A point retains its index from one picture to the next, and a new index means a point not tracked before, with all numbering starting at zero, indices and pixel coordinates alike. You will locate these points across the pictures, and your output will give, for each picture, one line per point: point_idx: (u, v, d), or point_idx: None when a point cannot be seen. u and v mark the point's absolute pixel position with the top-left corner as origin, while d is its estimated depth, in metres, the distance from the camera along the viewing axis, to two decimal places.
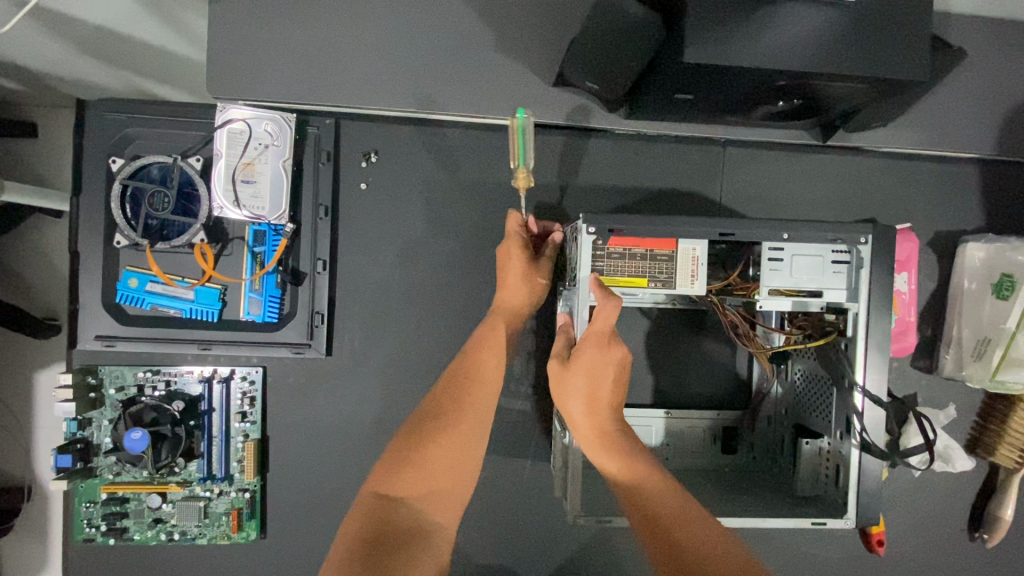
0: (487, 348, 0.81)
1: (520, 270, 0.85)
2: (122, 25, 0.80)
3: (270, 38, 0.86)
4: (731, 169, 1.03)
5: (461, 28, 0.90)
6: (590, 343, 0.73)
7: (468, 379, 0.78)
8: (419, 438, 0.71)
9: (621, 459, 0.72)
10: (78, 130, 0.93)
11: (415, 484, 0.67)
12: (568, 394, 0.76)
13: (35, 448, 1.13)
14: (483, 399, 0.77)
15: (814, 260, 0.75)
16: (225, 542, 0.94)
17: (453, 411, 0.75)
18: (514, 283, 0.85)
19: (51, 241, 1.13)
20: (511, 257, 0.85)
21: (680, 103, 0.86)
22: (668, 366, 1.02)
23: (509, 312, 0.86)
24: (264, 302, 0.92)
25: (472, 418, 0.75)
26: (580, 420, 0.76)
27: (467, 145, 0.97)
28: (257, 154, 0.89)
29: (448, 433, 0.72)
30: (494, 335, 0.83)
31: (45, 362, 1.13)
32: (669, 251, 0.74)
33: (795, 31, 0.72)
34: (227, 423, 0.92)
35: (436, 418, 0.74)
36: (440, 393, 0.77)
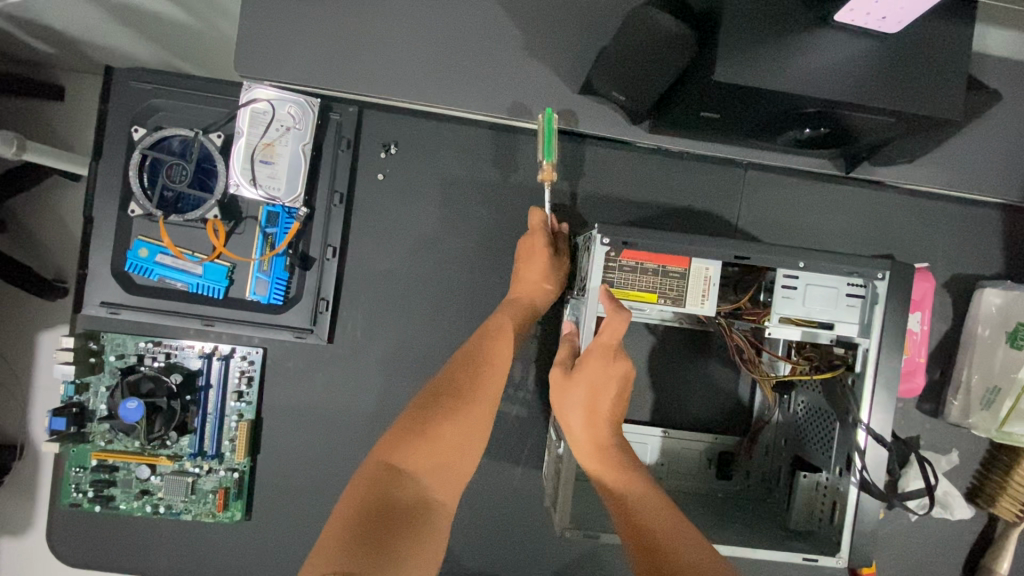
0: (496, 341, 0.80)
1: (543, 266, 0.85)
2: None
3: (302, 23, 0.87)
4: (752, 192, 1.01)
5: (492, 30, 0.90)
6: (597, 353, 0.73)
7: (480, 360, 0.78)
8: (430, 415, 0.70)
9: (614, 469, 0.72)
10: (104, 96, 0.91)
11: (424, 457, 0.67)
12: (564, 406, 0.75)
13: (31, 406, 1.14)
14: (494, 384, 0.77)
15: (828, 291, 0.75)
16: (210, 520, 0.93)
17: (465, 392, 0.74)
18: (535, 277, 0.86)
19: (67, 206, 1.14)
20: (532, 248, 0.86)
21: (705, 120, 0.86)
22: (672, 387, 0.99)
23: (527, 306, 0.85)
24: (271, 283, 0.92)
25: (484, 400, 0.75)
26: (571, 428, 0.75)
27: (488, 145, 0.97)
28: (278, 136, 0.90)
29: (460, 411, 0.72)
30: (507, 331, 0.81)
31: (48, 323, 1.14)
32: (682, 269, 0.73)
33: (829, 58, 0.71)
34: (223, 401, 0.92)
35: (449, 396, 0.73)
36: (455, 370, 0.77)
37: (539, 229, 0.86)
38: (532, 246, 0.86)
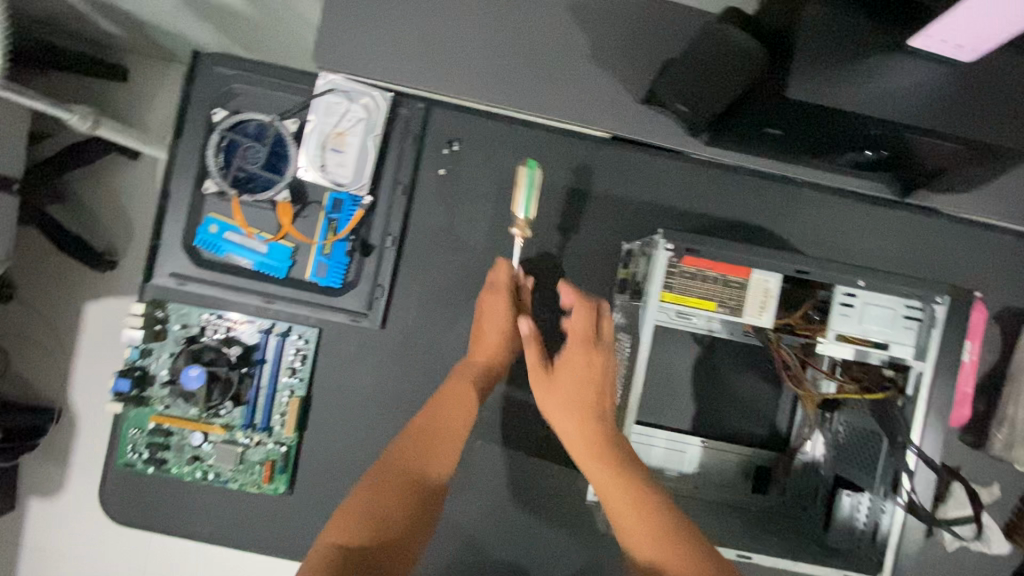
0: (452, 393, 0.77)
1: (503, 325, 0.84)
2: None
3: (383, 21, 0.91)
4: (807, 210, 1.01)
5: (562, 36, 0.93)
6: (577, 342, 0.74)
7: (432, 427, 0.73)
8: (383, 491, 0.65)
9: (617, 488, 0.64)
10: (189, 78, 0.95)
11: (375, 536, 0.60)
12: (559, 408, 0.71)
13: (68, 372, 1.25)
14: (445, 451, 0.72)
15: (886, 311, 0.76)
16: (255, 490, 0.96)
17: (416, 463, 0.69)
18: (493, 339, 0.84)
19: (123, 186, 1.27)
20: (488, 305, 0.85)
21: (768, 137, 0.87)
22: (713, 400, 0.98)
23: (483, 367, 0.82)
24: (331, 266, 0.95)
25: (437, 468, 0.69)
26: (570, 440, 0.69)
27: (548, 146, 0.99)
28: (350, 126, 0.93)
29: (411, 484, 0.66)
30: (462, 391, 0.78)
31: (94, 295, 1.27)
32: (742, 279, 0.75)
33: (906, 82, 0.72)
34: (276, 377, 0.95)
35: (400, 468, 0.68)
36: (409, 440, 0.72)
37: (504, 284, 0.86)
38: (491, 306, 0.85)
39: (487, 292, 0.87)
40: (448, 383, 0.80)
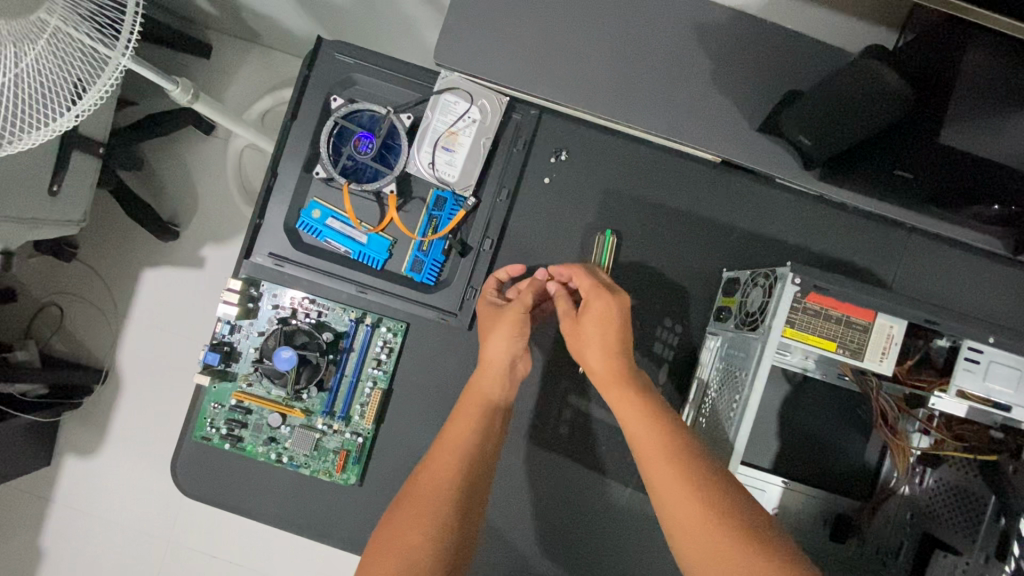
0: (462, 420, 0.83)
1: (501, 333, 0.87)
2: None
3: (510, 25, 0.92)
4: (914, 257, 0.98)
5: (686, 57, 0.93)
6: (593, 294, 0.85)
7: (447, 435, 0.82)
8: (404, 499, 0.77)
9: (674, 476, 0.70)
10: (309, 62, 0.96)
11: (393, 529, 0.74)
12: (646, 425, 0.76)
13: (123, 331, 1.57)
14: (447, 456, 0.79)
15: (1011, 372, 0.74)
16: (325, 478, 0.96)
17: (433, 470, 0.78)
18: (497, 354, 0.87)
19: (205, 172, 1.60)
20: (482, 321, 0.90)
21: (892, 180, 0.85)
22: (802, 442, 0.95)
23: (478, 386, 0.86)
24: (427, 263, 0.96)
25: (445, 468, 0.78)
26: (647, 459, 0.73)
27: (654, 165, 0.98)
28: (463, 126, 0.94)
29: (428, 483, 0.77)
30: (465, 410, 0.84)
31: (153, 264, 1.58)
32: (866, 322, 0.74)
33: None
34: (361, 367, 0.95)
35: (417, 477, 0.79)
36: (434, 455, 0.80)
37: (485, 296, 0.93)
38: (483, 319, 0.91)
39: (484, 309, 0.91)
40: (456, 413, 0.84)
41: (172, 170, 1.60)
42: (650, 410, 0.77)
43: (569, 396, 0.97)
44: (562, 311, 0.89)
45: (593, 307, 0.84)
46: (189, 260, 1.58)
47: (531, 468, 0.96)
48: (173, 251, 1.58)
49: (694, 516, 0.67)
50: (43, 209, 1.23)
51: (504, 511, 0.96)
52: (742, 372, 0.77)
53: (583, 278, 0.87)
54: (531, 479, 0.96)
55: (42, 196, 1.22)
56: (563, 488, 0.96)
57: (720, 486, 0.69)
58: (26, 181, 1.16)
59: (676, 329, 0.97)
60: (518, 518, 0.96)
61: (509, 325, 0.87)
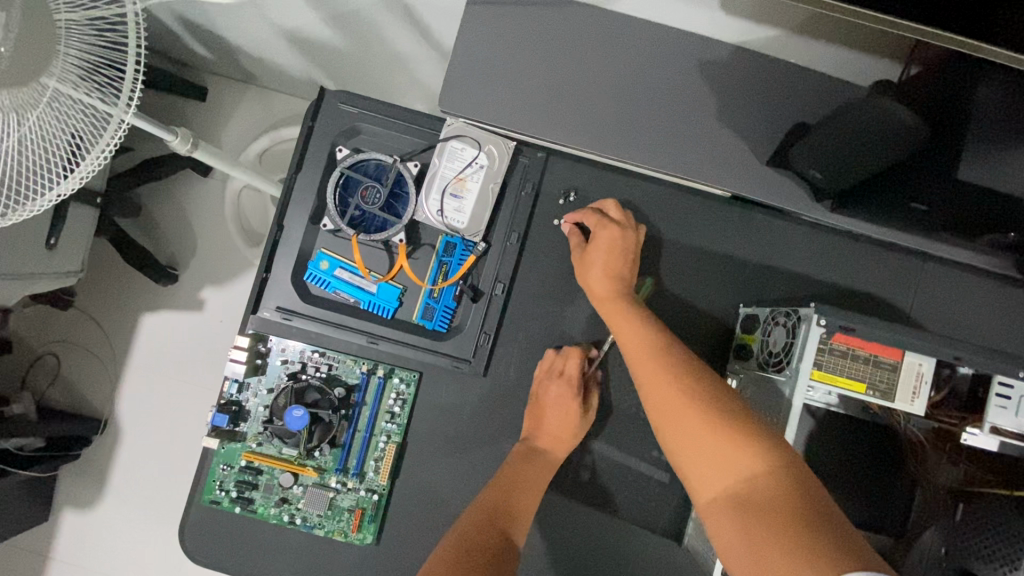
0: (526, 476, 0.86)
1: (565, 419, 0.90)
2: None
3: (513, 70, 0.92)
4: (932, 284, 0.96)
5: (691, 95, 0.93)
6: (603, 234, 0.88)
7: (521, 457, 0.88)
8: (484, 509, 0.81)
9: (656, 370, 0.75)
10: (312, 113, 0.95)
11: (474, 532, 0.77)
12: (632, 330, 0.81)
13: (123, 381, 1.53)
14: (525, 476, 0.86)
15: None
16: (340, 539, 0.92)
17: (509, 487, 0.85)
18: (556, 432, 0.90)
19: (204, 217, 1.59)
20: (551, 393, 0.90)
21: (907, 211, 0.86)
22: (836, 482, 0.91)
23: (542, 454, 0.89)
24: (439, 311, 0.94)
25: (524, 488, 0.85)
26: (635, 359, 0.79)
27: (663, 202, 0.98)
28: (470, 173, 0.93)
29: (505, 495, 0.84)
30: (537, 456, 0.88)
31: (153, 312, 1.55)
32: (894, 362, 0.72)
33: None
34: (375, 421, 0.92)
35: (496, 488, 0.85)
36: (511, 473, 0.87)
37: (547, 367, 0.93)
38: (545, 401, 0.91)
39: (545, 379, 0.92)
40: (513, 467, 0.87)
41: (171, 216, 1.59)
42: (637, 318, 0.82)
43: (590, 441, 0.94)
44: (574, 246, 0.93)
45: (599, 238, 0.88)
46: (190, 306, 1.55)
47: (552, 517, 0.93)
48: (173, 298, 1.55)
49: (674, 404, 0.71)
50: (41, 264, 1.20)
51: (526, 562, 0.93)
52: (772, 416, 0.76)
53: (587, 216, 0.91)
54: (552, 529, 0.93)
55: (41, 250, 1.19)
56: (585, 536, 0.93)
57: (698, 376, 0.73)
58: (25, 235, 1.14)
59: None
60: (539, 570, 0.93)
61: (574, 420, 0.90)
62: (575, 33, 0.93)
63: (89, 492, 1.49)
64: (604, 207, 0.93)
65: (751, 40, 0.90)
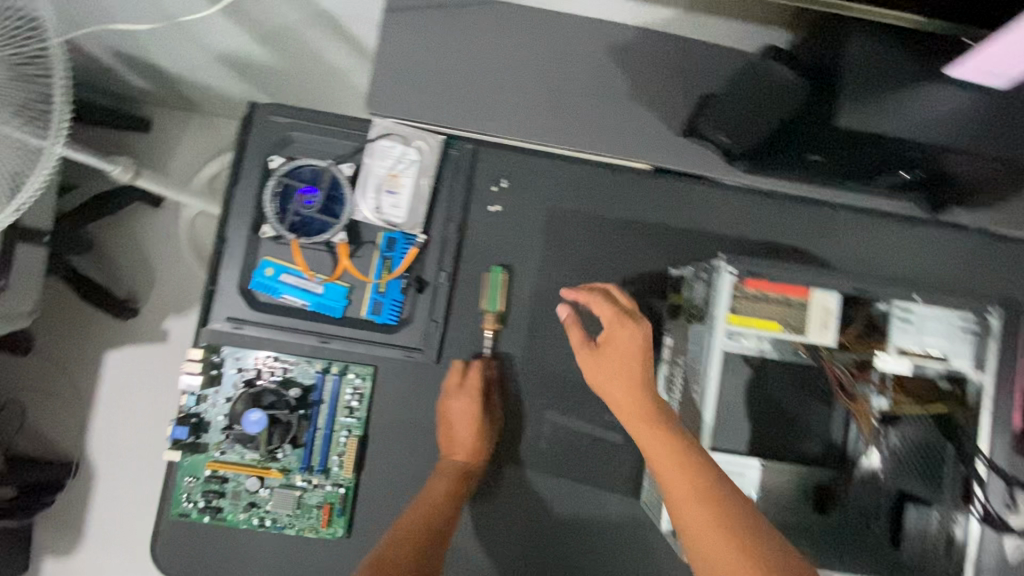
0: (441, 489, 0.90)
1: (475, 431, 0.93)
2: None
3: (434, 69, 0.97)
4: (843, 231, 1.04)
5: (603, 77, 0.99)
6: (613, 322, 0.87)
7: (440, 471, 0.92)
8: (404, 523, 0.85)
9: (706, 521, 0.67)
10: (244, 128, 0.98)
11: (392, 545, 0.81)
12: (670, 465, 0.72)
13: (89, 419, 1.52)
14: (441, 486, 0.90)
15: (941, 324, 0.80)
16: (312, 535, 0.94)
17: (427, 498, 0.89)
18: (467, 442, 0.93)
19: (157, 246, 1.59)
20: (455, 409, 0.93)
21: (809, 164, 0.92)
22: (780, 427, 0.91)
23: (455, 464, 0.92)
24: (386, 305, 0.97)
25: (442, 496, 0.89)
26: (676, 500, 0.70)
27: (590, 180, 1.03)
28: (402, 168, 0.97)
29: (423, 508, 0.88)
30: (452, 470, 0.92)
31: (114, 345, 1.54)
32: (801, 300, 0.79)
33: (947, 106, 0.79)
34: (334, 417, 0.95)
35: (417, 504, 0.89)
36: (431, 485, 0.91)
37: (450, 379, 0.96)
38: (450, 412, 0.94)
39: (448, 396, 0.95)
40: (434, 481, 0.91)
41: (124, 248, 1.59)
42: (675, 448, 0.74)
43: (544, 414, 0.98)
44: (578, 344, 0.90)
45: (616, 334, 0.86)
46: (151, 336, 1.55)
47: (516, 490, 0.97)
48: (134, 330, 1.55)
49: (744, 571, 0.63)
50: None
51: (495, 536, 0.96)
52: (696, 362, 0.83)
53: (601, 306, 0.88)
54: (520, 504, 0.97)
55: None
56: (551, 506, 0.97)
57: (750, 521, 0.67)
58: None
59: None
60: (508, 541, 0.97)
61: (485, 433, 0.94)
62: (488, 28, 0.98)
63: (66, 534, 1.47)
64: (613, 292, 0.92)
65: (652, 21, 0.96)
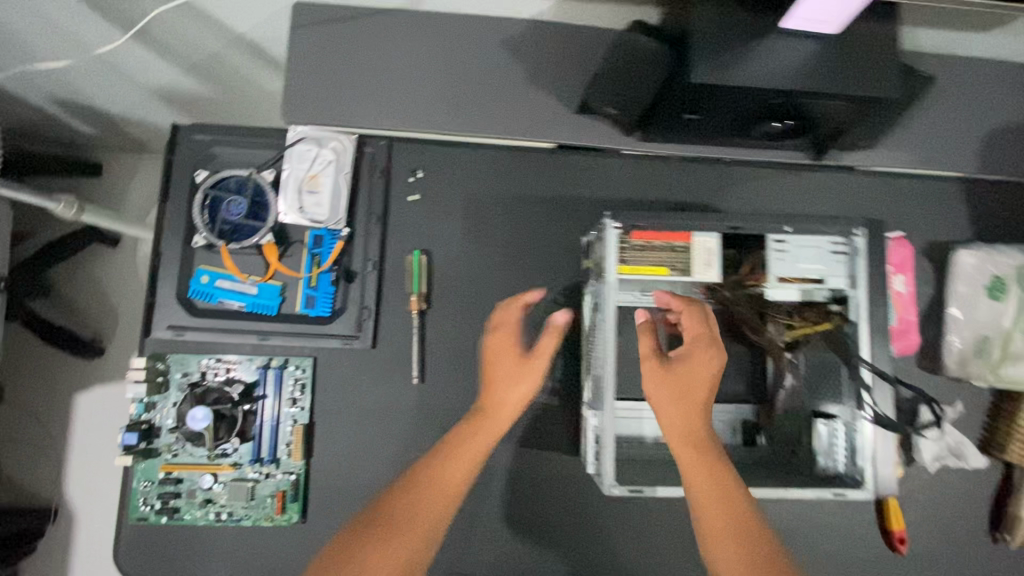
0: (463, 457, 0.80)
1: (514, 365, 0.87)
2: (228, 18, 1.04)
3: (342, 75, 1.05)
4: (738, 184, 1.13)
5: (499, 66, 1.07)
6: (697, 343, 0.82)
7: (450, 445, 0.81)
8: (393, 503, 0.75)
9: (731, 551, 0.70)
10: (170, 148, 1.04)
11: (378, 547, 0.71)
12: (713, 492, 0.73)
13: (63, 458, 1.54)
14: (455, 469, 0.79)
15: (815, 249, 0.87)
16: (268, 524, 0.99)
17: (435, 472, 0.78)
18: (507, 381, 0.86)
19: (115, 281, 1.64)
20: (495, 348, 0.90)
21: (687, 124, 0.99)
22: None
23: (486, 411, 0.85)
24: (319, 297, 1.02)
25: (452, 480, 0.78)
26: (710, 528, 0.71)
27: (499, 164, 1.10)
28: (321, 169, 1.03)
29: (416, 492, 0.76)
30: (478, 437, 0.82)
31: (81, 383, 1.58)
32: (685, 243, 0.87)
33: (799, 56, 0.86)
34: (278, 409, 1.00)
35: (419, 481, 0.77)
36: (436, 455, 0.80)
37: (505, 322, 0.92)
38: (494, 350, 0.90)
39: (499, 333, 0.92)
40: (449, 442, 0.82)
41: (82, 288, 1.63)
42: (721, 476, 0.74)
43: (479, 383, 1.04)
44: (644, 348, 0.83)
45: (693, 355, 0.81)
46: (117, 369, 1.59)
47: None
48: (99, 366, 1.59)
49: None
50: None
51: None
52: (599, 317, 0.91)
53: (692, 325, 0.83)
54: None
55: None
56: (496, 470, 1.03)
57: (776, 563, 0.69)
58: None
59: (558, 299, 1.07)
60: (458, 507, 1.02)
61: (529, 368, 0.87)
62: (387, 33, 1.06)
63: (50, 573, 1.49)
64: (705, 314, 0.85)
65: (536, 12, 1.05)
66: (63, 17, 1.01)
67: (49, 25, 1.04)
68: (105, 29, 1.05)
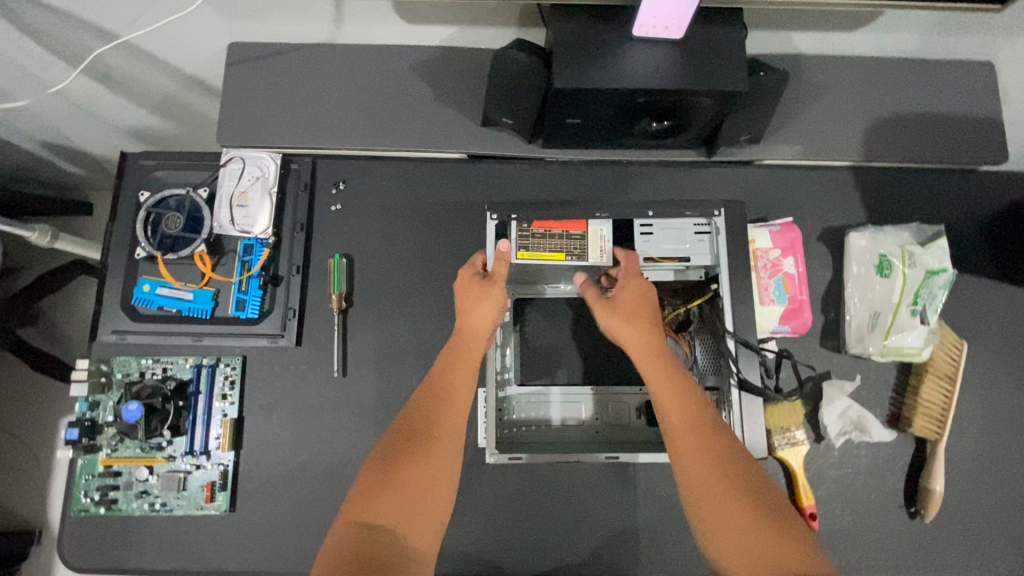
0: (461, 395, 0.89)
1: (478, 293, 0.98)
2: (170, 58, 1.18)
3: (267, 102, 1.17)
4: (637, 182, 1.20)
5: (409, 87, 1.18)
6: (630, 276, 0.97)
7: (439, 394, 0.89)
8: (398, 460, 0.80)
9: (690, 437, 0.79)
10: (120, 174, 1.18)
11: (394, 511, 0.76)
12: (670, 390, 0.84)
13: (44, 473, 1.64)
14: (452, 417, 0.87)
15: (679, 230, 1.02)
16: (198, 513, 1.05)
17: (430, 430, 0.85)
18: (477, 308, 0.97)
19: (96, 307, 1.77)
20: (466, 288, 1.00)
21: (572, 129, 1.08)
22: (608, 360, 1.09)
23: (460, 339, 0.96)
24: (248, 299, 1.12)
25: (449, 435, 0.85)
26: (673, 425, 0.81)
27: (416, 174, 1.21)
28: (250, 185, 1.14)
29: (425, 455, 0.82)
30: (463, 375, 0.91)
31: (62, 403, 1.69)
32: (581, 232, 1.03)
33: (654, 59, 0.95)
34: (210, 403, 1.09)
35: (419, 438, 0.83)
36: (413, 412, 0.87)
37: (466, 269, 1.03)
38: (459, 284, 1.01)
39: (461, 278, 1.01)
40: (433, 384, 0.91)
41: (66, 315, 1.76)
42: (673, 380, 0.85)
43: (396, 375, 1.12)
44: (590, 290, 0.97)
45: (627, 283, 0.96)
46: None
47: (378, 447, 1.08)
48: None
49: (721, 490, 0.74)
50: None
51: None
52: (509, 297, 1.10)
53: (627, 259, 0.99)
54: None
55: None
56: None
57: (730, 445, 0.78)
58: None
59: None
60: None
61: (491, 294, 0.98)
62: (307, 63, 1.18)
63: None
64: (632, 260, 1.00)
65: (439, 39, 1.17)
66: (29, 63, 1.17)
67: (18, 71, 1.19)
68: (66, 72, 1.20)
